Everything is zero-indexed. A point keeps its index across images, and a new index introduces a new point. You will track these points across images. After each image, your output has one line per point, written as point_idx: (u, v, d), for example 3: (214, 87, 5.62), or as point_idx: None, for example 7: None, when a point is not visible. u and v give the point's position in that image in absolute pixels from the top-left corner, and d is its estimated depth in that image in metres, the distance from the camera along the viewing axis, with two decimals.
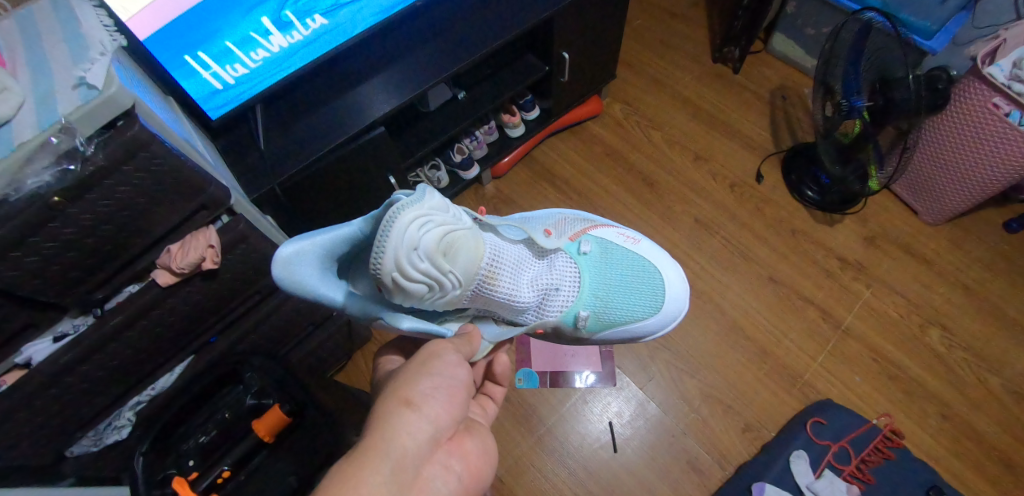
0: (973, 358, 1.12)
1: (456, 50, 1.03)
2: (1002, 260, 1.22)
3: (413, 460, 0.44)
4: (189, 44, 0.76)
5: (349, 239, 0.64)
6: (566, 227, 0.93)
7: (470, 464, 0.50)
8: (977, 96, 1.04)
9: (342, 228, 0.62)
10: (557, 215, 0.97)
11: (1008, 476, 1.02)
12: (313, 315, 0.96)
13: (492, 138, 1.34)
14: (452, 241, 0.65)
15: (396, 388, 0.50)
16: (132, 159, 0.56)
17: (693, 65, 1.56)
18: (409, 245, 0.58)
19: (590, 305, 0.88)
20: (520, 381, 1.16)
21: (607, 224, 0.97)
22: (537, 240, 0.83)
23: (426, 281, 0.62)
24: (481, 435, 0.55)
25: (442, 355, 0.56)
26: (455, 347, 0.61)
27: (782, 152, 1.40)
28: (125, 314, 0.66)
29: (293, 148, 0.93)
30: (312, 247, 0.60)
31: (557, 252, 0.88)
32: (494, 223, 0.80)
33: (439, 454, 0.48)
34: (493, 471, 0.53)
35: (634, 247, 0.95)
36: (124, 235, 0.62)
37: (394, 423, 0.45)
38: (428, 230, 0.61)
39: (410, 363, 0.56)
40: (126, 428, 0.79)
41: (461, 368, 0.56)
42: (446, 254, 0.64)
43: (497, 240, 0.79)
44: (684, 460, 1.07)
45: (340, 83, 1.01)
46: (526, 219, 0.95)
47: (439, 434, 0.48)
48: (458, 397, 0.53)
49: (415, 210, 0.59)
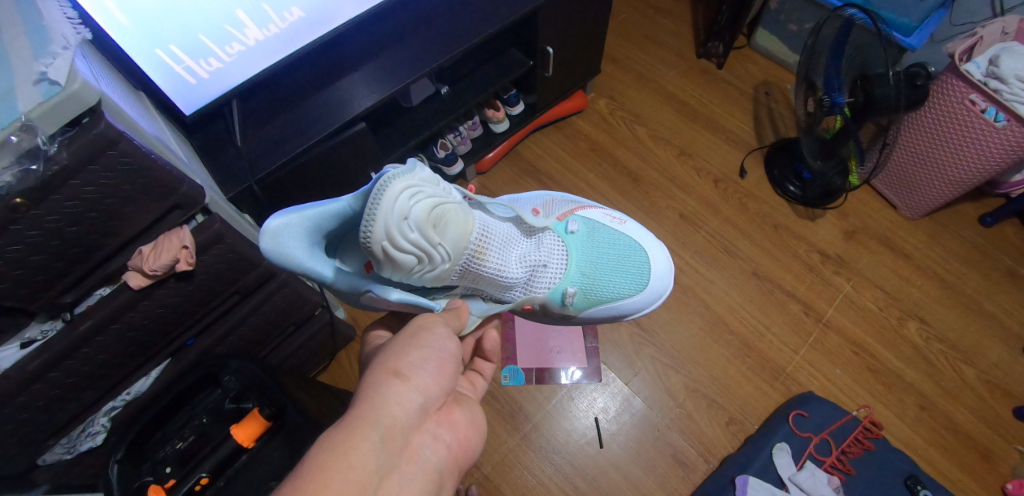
0: (950, 349, 1.14)
1: (439, 44, 1.01)
2: (977, 253, 1.25)
3: (403, 430, 0.44)
4: (159, 37, 0.74)
5: (339, 214, 0.62)
6: (554, 207, 0.92)
7: (459, 434, 0.51)
8: (953, 92, 1.05)
9: (330, 203, 0.61)
10: (546, 196, 0.96)
11: (982, 465, 1.04)
12: (295, 315, 0.94)
13: (476, 134, 1.33)
14: (442, 213, 0.64)
15: (385, 359, 0.50)
16: (99, 158, 0.54)
17: (678, 60, 1.56)
18: (398, 214, 0.57)
19: (578, 282, 0.87)
20: (506, 379, 1.15)
21: (595, 205, 0.96)
22: (526, 219, 0.82)
23: (416, 252, 0.61)
24: (470, 407, 0.56)
25: (432, 327, 0.56)
26: (444, 321, 0.61)
27: (765, 147, 1.41)
28: (96, 319, 0.64)
29: (271, 145, 0.90)
30: (300, 220, 0.58)
31: (545, 231, 0.88)
32: (483, 201, 0.79)
33: (428, 424, 0.48)
34: (482, 441, 0.54)
35: (621, 227, 0.94)
36: (94, 236, 0.60)
37: (383, 393, 0.45)
38: (418, 201, 0.60)
39: (399, 335, 0.56)
40: (100, 435, 0.76)
41: (451, 339, 0.56)
42: (435, 227, 0.64)
43: (485, 217, 0.78)
44: (670, 454, 1.07)
45: (319, 78, 0.98)
46: (513, 199, 0.93)
47: (428, 404, 0.48)
48: (449, 368, 0.53)
49: (405, 181, 0.59)
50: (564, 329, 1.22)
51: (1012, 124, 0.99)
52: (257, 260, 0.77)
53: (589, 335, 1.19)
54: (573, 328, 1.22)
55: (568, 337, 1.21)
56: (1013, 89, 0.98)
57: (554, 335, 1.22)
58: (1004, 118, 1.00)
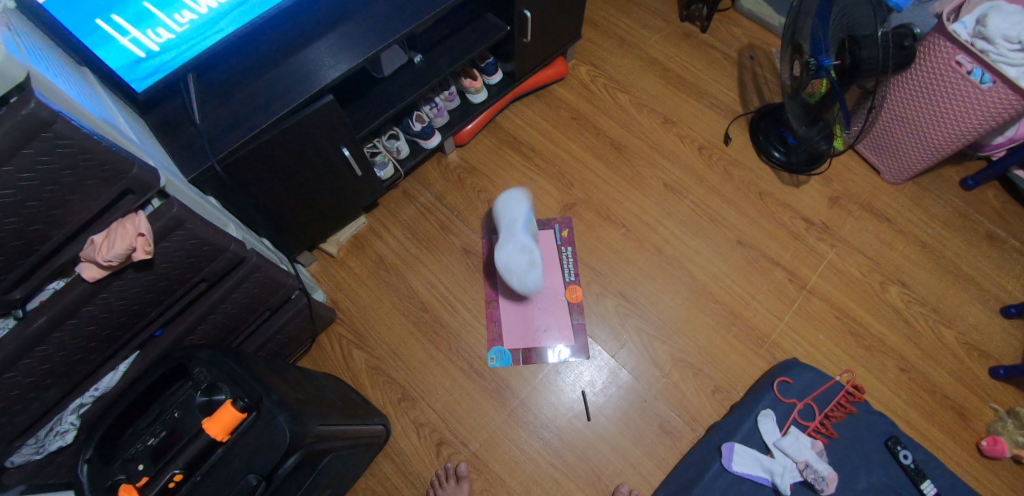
0: (929, 312, 1.16)
1: (409, 8, 0.95)
2: (958, 216, 1.25)
3: None
4: (100, 7, 0.66)
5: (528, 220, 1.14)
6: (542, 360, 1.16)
7: None
8: (941, 53, 1.03)
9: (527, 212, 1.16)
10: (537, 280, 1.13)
11: (959, 423, 1.07)
12: (269, 300, 0.91)
13: (453, 105, 1.27)
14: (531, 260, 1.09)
15: None
16: (32, 141, 0.49)
17: (661, 24, 1.51)
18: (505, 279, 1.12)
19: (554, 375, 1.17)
20: (492, 360, 1.13)
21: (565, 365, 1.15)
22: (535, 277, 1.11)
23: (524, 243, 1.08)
24: None
25: None
26: None
27: (750, 113, 1.38)
28: (50, 315, 0.59)
29: (233, 121, 0.85)
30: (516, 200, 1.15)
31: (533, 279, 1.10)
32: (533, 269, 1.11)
33: None
34: None
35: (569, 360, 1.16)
36: (37, 226, 0.56)
37: None
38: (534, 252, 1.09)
39: None
40: (70, 433, 0.71)
41: None
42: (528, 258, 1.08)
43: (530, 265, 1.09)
44: (657, 424, 1.08)
45: (282, 47, 0.92)
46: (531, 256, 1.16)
47: None
48: None
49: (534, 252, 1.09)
50: (548, 306, 1.19)
51: (998, 85, 0.97)
52: (222, 244, 0.73)
53: (575, 312, 1.17)
54: (558, 305, 1.19)
55: (553, 315, 1.18)
56: (999, 50, 0.97)
57: (539, 313, 1.18)
58: (990, 79, 0.98)
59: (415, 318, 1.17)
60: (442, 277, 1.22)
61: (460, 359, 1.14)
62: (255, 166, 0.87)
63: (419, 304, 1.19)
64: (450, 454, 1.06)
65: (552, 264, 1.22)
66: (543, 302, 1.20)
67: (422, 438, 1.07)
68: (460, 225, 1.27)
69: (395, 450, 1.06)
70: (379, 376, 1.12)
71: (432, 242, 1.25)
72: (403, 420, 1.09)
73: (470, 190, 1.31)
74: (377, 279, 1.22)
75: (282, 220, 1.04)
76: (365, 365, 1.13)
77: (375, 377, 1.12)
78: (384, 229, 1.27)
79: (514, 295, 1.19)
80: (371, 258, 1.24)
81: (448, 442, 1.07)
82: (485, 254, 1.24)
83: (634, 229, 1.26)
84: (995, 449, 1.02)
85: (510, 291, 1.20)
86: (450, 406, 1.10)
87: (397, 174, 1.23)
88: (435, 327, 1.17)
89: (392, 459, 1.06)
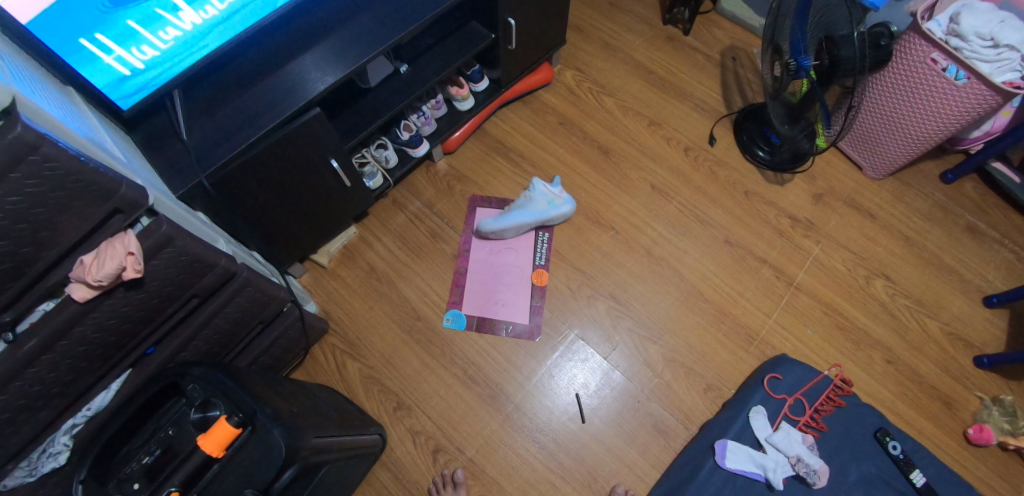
0: (914, 304, 1.19)
1: (394, 20, 0.96)
2: (939, 210, 1.28)
3: None
4: (84, 26, 0.66)
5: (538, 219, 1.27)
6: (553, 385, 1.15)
7: None
8: (916, 51, 1.05)
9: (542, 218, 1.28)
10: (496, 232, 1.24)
11: (946, 413, 1.09)
12: (261, 314, 0.91)
13: (440, 113, 1.27)
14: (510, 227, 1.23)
15: None
16: (19, 165, 0.49)
17: (644, 27, 1.53)
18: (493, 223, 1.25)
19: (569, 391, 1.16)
20: (447, 321, 1.18)
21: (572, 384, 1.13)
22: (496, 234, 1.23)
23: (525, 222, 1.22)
24: None
25: None
26: None
27: (733, 113, 1.40)
28: (41, 337, 0.59)
29: (221, 136, 0.85)
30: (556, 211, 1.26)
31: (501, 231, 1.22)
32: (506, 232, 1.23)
33: None
34: None
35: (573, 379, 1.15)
36: (26, 249, 0.56)
37: None
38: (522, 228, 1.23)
39: None
40: (63, 454, 0.70)
41: None
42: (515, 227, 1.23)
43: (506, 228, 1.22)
44: (651, 424, 1.09)
45: (267, 61, 0.92)
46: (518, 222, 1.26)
47: None
48: None
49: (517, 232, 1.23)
50: (512, 283, 1.23)
51: (972, 81, 0.99)
52: (213, 260, 0.73)
53: (536, 295, 1.21)
54: (522, 285, 1.23)
55: (516, 292, 1.22)
56: (972, 47, 0.99)
57: (502, 287, 1.22)
58: (965, 75, 1.00)
59: (408, 327, 1.18)
60: (434, 285, 1.22)
61: (454, 365, 1.14)
62: (243, 180, 0.88)
63: (412, 312, 1.19)
64: (447, 461, 1.06)
65: (524, 245, 1.27)
66: (509, 278, 1.24)
67: (418, 445, 1.08)
68: (450, 232, 1.28)
69: (392, 459, 1.07)
70: (373, 385, 1.13)
71: (423, 250, 1.26)
72: (399, 429, 1.09)
73: (459, 197, 1.32)
74: (369, 288, 1.22)
75: (272, 233, 1.04)
76: (359, 375, 1.14)
77: (369, 387, 1.13)
78: (374, 238, 1.27)
79: (482, 266, 1.25)
80: (363, 268, 1.24)
81: (444, 449, 1.07)
82: (466, 226, 1.28)
83: (623, 231, 1.27)
84: (981, 437, 1.04)
85: (479, 262, 1.25)
86: (446, 413, 1.10)
87: (386, 183, 1.24)
88: (428, 335, 1.17)
89: (389, 468, 1.06)
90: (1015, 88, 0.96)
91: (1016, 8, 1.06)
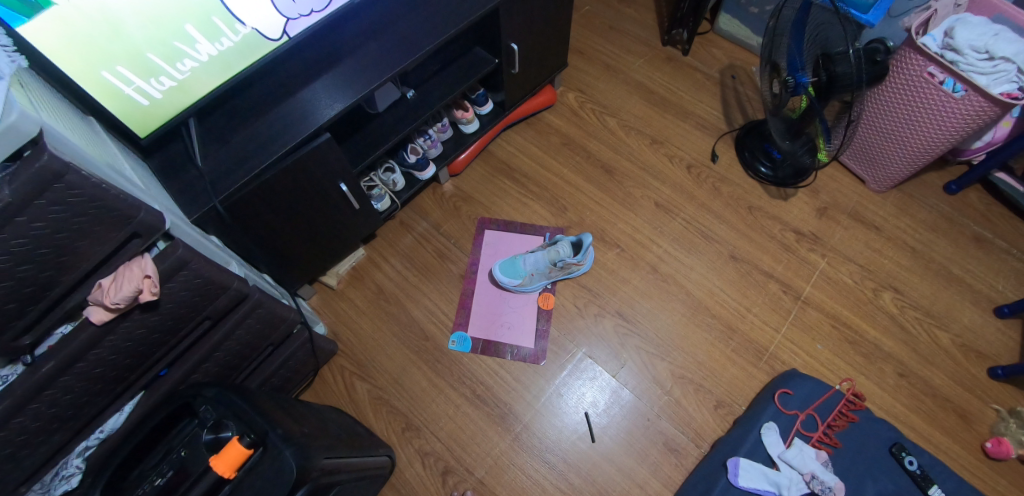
0: (925, 316, 1.18)
1: (401, 48, 0.99)
2: (945, 221, 1.28)
3: None
4: (106, 59, 0.69)
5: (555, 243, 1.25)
6: (566, 406, 1.12)
7: None
8: (913, 66, 1.07)
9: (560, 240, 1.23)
10: (514, 273, 1.20)
11: (963, 426, 1.07)
12: (272, 335, 0.93)
13: (446, 136, 1.30)
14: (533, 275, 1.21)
15: None
16: (44, 192, 0.52)
17: (644, 49, 1.57)
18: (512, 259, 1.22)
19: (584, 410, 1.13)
20: (452, 344, 1.18)
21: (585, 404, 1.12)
22: (517, 279, 1.20)
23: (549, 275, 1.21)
24: None
25: None
26: None
27: (735, 130, 1.42)
28: (58, 360, 0.60)
29: (234, 162, 0.87)
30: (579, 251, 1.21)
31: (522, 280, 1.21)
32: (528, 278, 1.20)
33: None
34: None
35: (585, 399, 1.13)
36: (48, 274, 0.57)
37: None
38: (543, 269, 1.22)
39: None
40: (76, 476, 0.70)
41: None
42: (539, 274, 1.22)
43: (529, 280, 1.21)
44: (661, 442, 1.08)
45: (279, 90, 0.95)
46: (537, 257, 1.19)
47: None
48: None
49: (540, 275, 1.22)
50: (519, 305, 1.23)
51: (969, 93, 1.01)
52: (225, 283, 0.75)
53: (543, 318, 1.21)
54: (529, 308, 1.23)
55: (521, 315, 1.22)
56: (968, 60, 1.00)
57: (508, 310, 1.23)
58: (962, 88, 1.02)
59: (416, 347, 1.18)
60: (442, 304, 1.23)
61: (463, 385, 1.14)
62: (255, 205, 0.90)
63: (420, 332, 1.20)
64: (456, 482, 1.05)
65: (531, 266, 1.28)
66: (515, 300, 1.24)
67: (427, 467, 1.07)
68: (457, 252, 1.30)
69: (401, 480, 1.06)
70: (382, 405, 1.13)
71: (430, 270, 1.27)
72: (408, 450, 1.08)
73: (466, 217, 1.34)
74: (378, 309, 1.23)
75: (283, 255, 1.06)
76: (369, 396, 1.14)
77: (378, 408, 1.12)
78: (383, 259, 1.29)
79: (488, 288, 1.25)
80: (371, 289, 1.25)
81: (454, 470, 1.06)
82: (474, 247, 1.30)
83: (628, 249, 1.28)
84: (1000, 450, 1.02)
85: (487, 284, 1.26)
86: (455, 433, 1.10)
87: (393, 205, 1.26)
88: (436, 355, 1.17)
89: (398, 490, 1.05)
90: (1013, 98, 0.97)
91: (1011, 22, 1.08)
